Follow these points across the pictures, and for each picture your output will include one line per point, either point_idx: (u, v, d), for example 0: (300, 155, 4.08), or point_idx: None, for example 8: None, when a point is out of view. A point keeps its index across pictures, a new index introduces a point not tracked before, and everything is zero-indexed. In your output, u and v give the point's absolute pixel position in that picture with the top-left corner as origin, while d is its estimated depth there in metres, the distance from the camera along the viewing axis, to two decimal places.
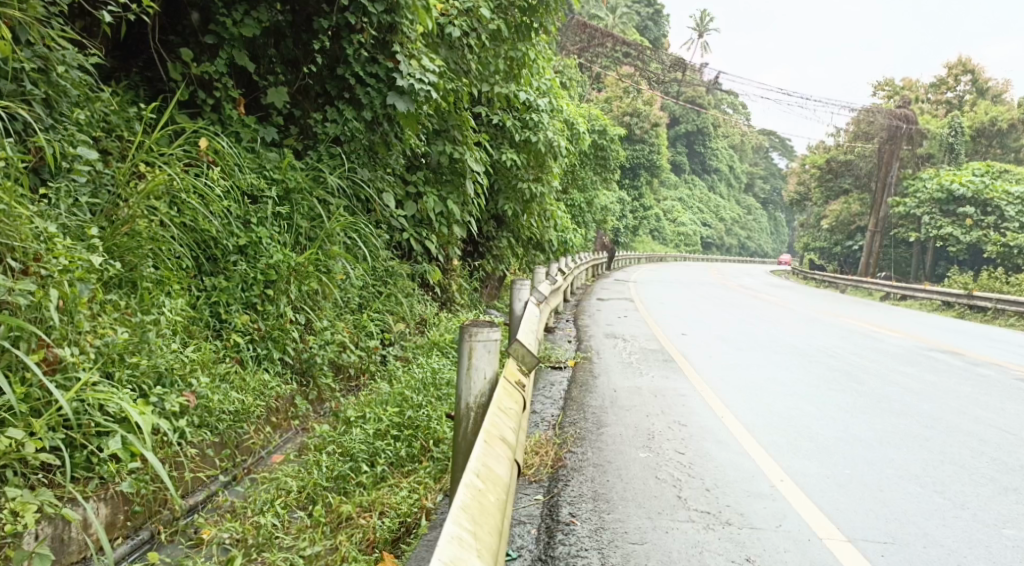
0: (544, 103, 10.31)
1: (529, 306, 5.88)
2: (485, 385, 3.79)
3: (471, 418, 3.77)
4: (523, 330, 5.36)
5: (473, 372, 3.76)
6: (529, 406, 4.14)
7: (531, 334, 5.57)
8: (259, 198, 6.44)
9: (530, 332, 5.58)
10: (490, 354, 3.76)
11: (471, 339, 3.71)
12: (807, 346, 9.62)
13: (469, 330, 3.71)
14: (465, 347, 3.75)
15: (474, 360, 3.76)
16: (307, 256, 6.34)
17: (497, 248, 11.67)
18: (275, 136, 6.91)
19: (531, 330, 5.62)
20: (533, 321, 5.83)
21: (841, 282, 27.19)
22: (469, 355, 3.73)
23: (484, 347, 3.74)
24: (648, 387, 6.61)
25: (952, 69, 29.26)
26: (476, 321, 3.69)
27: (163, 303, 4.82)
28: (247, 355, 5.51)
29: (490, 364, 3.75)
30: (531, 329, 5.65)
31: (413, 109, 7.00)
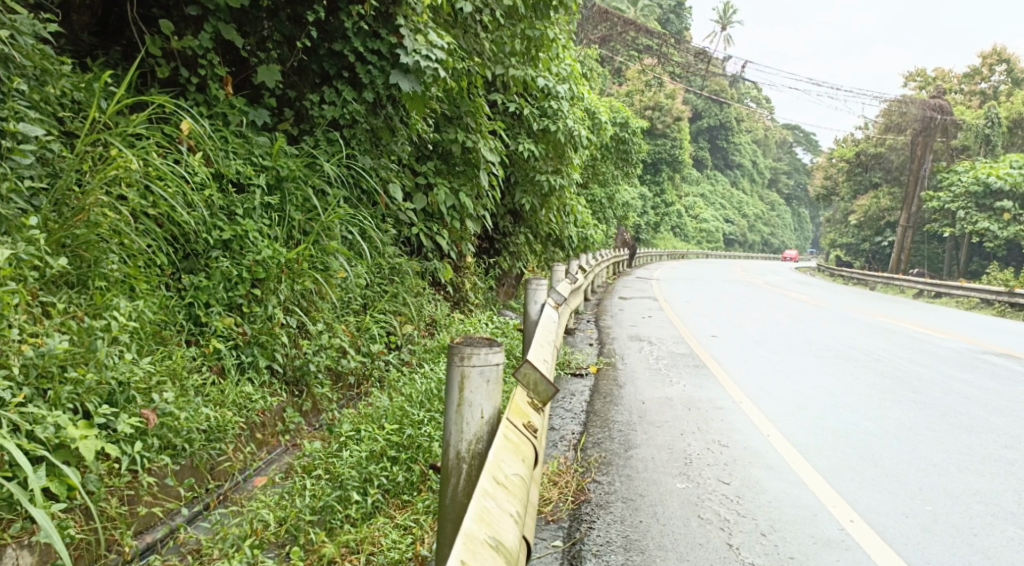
0: (563, 89, 9.64)
1: (545, 309, 5.21)
2: (480, 424, 3.16)
3: (464, 470, 3.17)
4: (539, 339, 4.70)
5: (463, 406, 3.14)
6: (540, 444, 3.54)
7: (549, 342, 4.90)
8: (246, 187, 5.83)
9: (549, 341, 4.90)
10: (487, 384, 3.13)
11: (461, 364, 3.09)
12: (850, 348, 8.96)
13: (457, 353, 3.10)
14: (452, 376, 3.12)
15: (467, 391, 3.14)
16: (300, 252, 5.72)
17: (514, 244, 10.99)
18: (267, 120, 6.29)
19: (549, 337, 4.94)
20: (550, 327, 5.16)
21: (872, 280, 26.28)
22: (460, 385, 3.11)
23: (480, 375, 3.12)
24: (681, 398, 5.92)
25: (987, 59, 28.17)
26: (468, 344, 3.09)
27: (118, 306, 4.12)
28: (229, 363, 4.89)
29: (488, 397, 3.12)
30: (547, 336, 4.98)
31: (418, 89, 6.44)
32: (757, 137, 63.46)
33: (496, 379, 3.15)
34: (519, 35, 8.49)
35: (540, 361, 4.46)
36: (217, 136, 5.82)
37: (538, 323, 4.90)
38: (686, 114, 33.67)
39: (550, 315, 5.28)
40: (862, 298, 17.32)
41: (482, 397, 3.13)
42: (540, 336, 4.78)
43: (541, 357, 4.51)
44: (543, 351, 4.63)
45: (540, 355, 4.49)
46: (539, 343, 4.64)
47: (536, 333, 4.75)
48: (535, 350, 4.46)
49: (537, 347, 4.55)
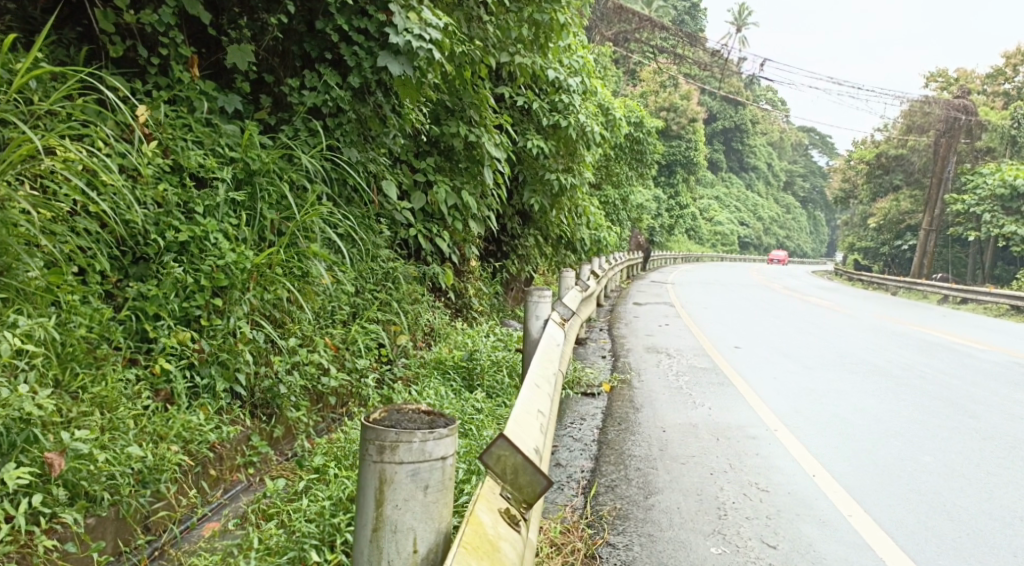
0: (575, 81, 8.89)
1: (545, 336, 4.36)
2: (411, 547, 2.56)
3: None
4: (536, 375, 3.88)
5: (384, 521, 2.53)
6: None
7: (551, 375, 4.08)
8: (209, 181, 5.10)
9: (551, 375, 4.08)
10: (417, 491, 2.54)
11: (383, 462, 2.52)
12: (886, 363, 8.16)
13: (375, 444, 2.52)
14: (369, 474, 2.54)
15: (391, 504, 2.54)
16: (269, 255, 5.03)
17: (523, 248, 10.25)
18: (239, 107, 5.58)
19: (551, 370, 4.11)
20: (553, 356, 4.33)
21: (893, 284, 25.38)
22: (380, 492, 2.52)
23: (411, 478, 2.54)
24: (707, 425, 5.16)
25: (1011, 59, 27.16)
26: (392, 432, 2.51)
27: (18, 323, 3.55)
28: (178, 387, 4.16)
29: (419, 510, 2.52)
30: (549, 365, 4.15)
31: (410, 74, 5.71)
32: (773, 139, 62.50)
33: (433, 481, 2.55)
34: (526, 20, 7.74)
35: (539, 407, 3.64)
36: (179, 123, 5.12)
37: (534, 356, 4.07)
38: (701, 115, 32.90)
39: (553, 341, 4.44)
40: (885, 306, 16.51)
41: (413, 506, 2.54)
42: (539, 370, 3.94)
43: (541, 402, 3.70)
44: (543, 388, 3.80)
45: (537, 398, 3.66)
46: (535, 379, 3.81)
47: (533, 368, 3.92)
48: (530, 392, 3.63)
49: (534, 388, 3.72)
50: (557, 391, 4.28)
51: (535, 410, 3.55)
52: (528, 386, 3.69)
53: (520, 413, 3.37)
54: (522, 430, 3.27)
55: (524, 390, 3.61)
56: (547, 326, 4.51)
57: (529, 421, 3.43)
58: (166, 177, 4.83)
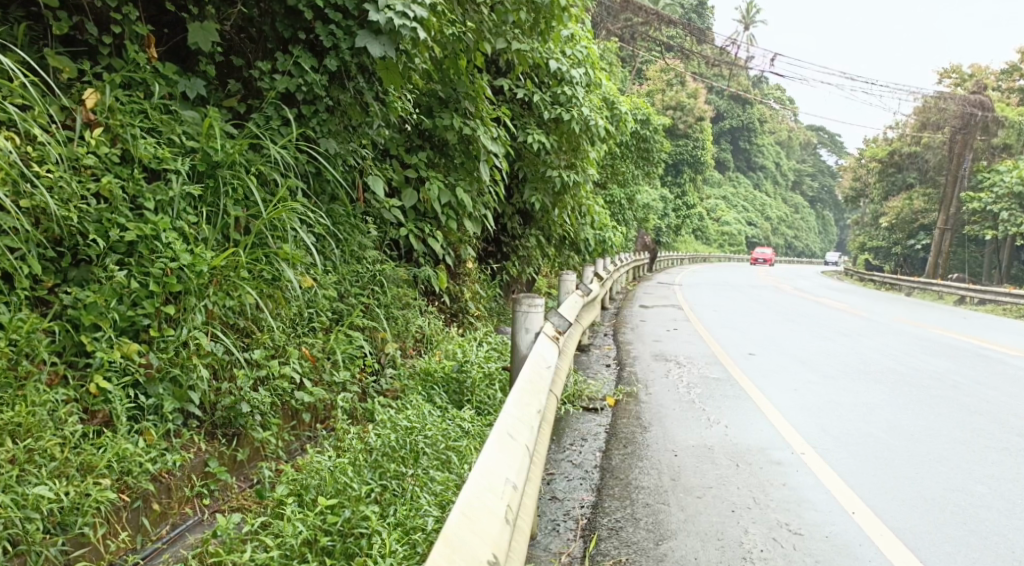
0: (577, 71, 8.31)
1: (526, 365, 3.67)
2: None
3: None
4: (511, 421, 3.19)
5: None
6: None
7: (533, 416, 3.39)
8: (163, 173, 4.54)
9: (533, 416, 3.40)
10: None
11: None
12: (913, 373, 7.54)
13: None
14: None
15: None
16: (230, 255, 4.49)
17: (524, 248, 9.67)
18: (203, 92, 5.04)
19: (532, 408, 3.43)
20: (540, 388, 3.65)
21: (906, 284, 24.68)
22: None
23: None
24: (722, 446, 4.62)
25: None
26: None
27: None
28: (117, 409, 3.65)
29: None
30: (534, 400, 3.50)
31: (391, 55, 5.17)
32: (781, 139, 61.78)
33: None
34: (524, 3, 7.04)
35: (511, 466, 2.97)
36: (134, 108, 4.58)
37: (511, 393, 3.39)
38: (708, 114, 32.31)
39: (538, 371, 3.75)
40: (900, 307, 15.92)
41: None
42: (515, 413, 3.26)
43: (513, 457, 3.03)
44: (518, 438, 3.12)
45: (508, 454, 2.98)
46: (508, 427, 3.12)
47: (507, 412, 3.23)
48: (498, 449, 2.95)
49: (505, 442, 3.04)
50: (545, 428, 3.64)
51: (501, 473, 2.88)
52: (496, 439, 3.01)
53: (477, 490, 2.68)
54: (476, 514, 2.61)
55: (490, 450, 2.91)
56: (536, 344, 3.94)
57: (494, 491, 2.77)
58: (114, 170, 4.26)
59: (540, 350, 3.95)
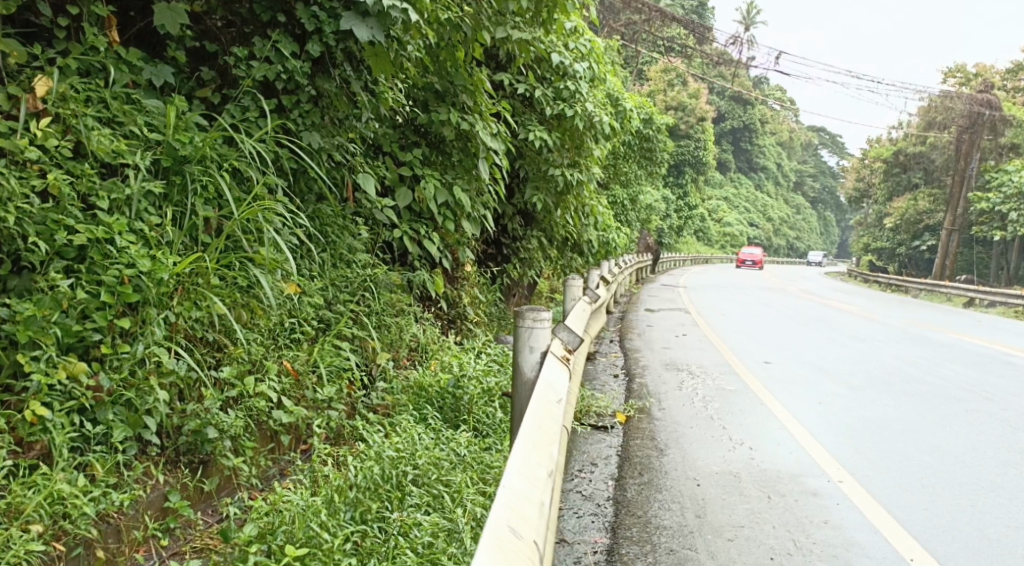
0: (581, 64, 7.80)
1: (529, 415, 3.09)
2: None
3: None
4: (512, 509, 2.55)
5: None
6: None
7: (541, 484, 2.81)
8: (120, 169, 4.06)
9: (539, 482, 2.82)
10: None
11: None
12: (940, 382, 7.07)
13: None
14: None
15: None
16: (196, 262, 4.01)
17: (525, 250, 9.17)
18: (171, 80, 4.54)
19: (538, 472, 2.85)
20: (548, 436, 3.08)
21: (914, 287, 24.15)
22: None
23: None
24: (751, 475, 4.15)
25: None
26: None
27: None
28: (56, 440, 3.24)
29: None
30: (540, 460, 2.91)
31: (379, 40, 4.68)
32: (782, 139, 61.28)
33: None
34: None
35: None
36: (90, 96, 4.09)
37: (513, 458, 2.78)
38: (710, 114, 31.79)
39: (543, 418, 3.18)
40: (910, 310, 15.46)
41: None
42: (518, 487, 2.67)
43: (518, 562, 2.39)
44: (523, 531, 2.51)
45: (511, 559, 2.37)
46: (510, 516, 2.51)
47: (508, 489, 2.61)
48: (499, 554, 2.34)
49: (507, 539, 2.43)
50: (556, 491, 3.05)
51: None
52: (496, 538, 2.39)
53: None
54: None
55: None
56: (543, 367, 3.49)
57: None
58: (64, 165, 3.78)
59: (546, 384, 3.42)
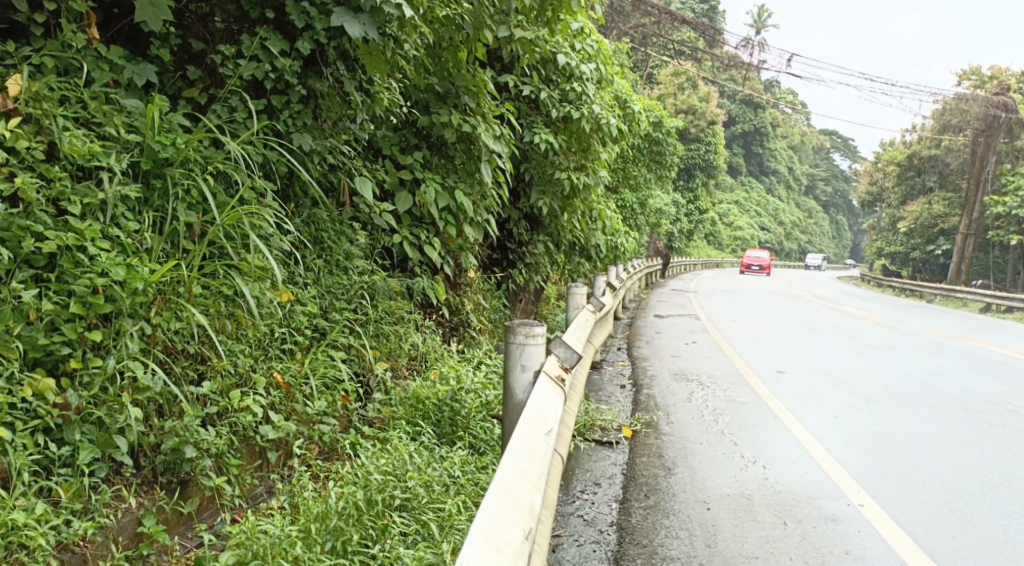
0: (587, 65, 7.56)
1: (505, 463, 2.82)
2: None
3: None
4: None
5: None
6: None
7: (512, 551, 2.52)
8: (96, 172, 3.85)
9: (512, 547, 2.54)
10: None
11: None
12: (960, 393, 6.87)
13: None
14: None
15: None
16: (176, 270, 3.80)
17: (531, 255, 8.93)
18: (154, 79, 4.27)
19: (511, 533, 2.58)
20: (526, 484, 2.83)
21: (929, 292, 23.75)
22: None
23: None
24: (761, 500, 3.98)
25: None
26: None
27: None
28: (15, 464, 3.05)
29: None
30: (515, 519, 2.64)
31: (371, 37, 4.45)
32: (793, 143, 60.90)
33: None
34: None
35: None
36: (66, 95, 3.88)
37: (479, 519, 2.51)
38: (721, 118, 31.47)
39: (524, 462, 2.92)
40: (927, 316, 15.14)
41: None
42: (483, 558, 2.39)
43: None
44: None
45: None
46: None
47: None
48: None
49: None
50: (535, 548, 2.78)
51: None
52: None
53: None
54: None
55: None
56: (534, 386, 3.40)
57: None
58: (36, 168, 3.57)
59: (534, 413, 3.21)
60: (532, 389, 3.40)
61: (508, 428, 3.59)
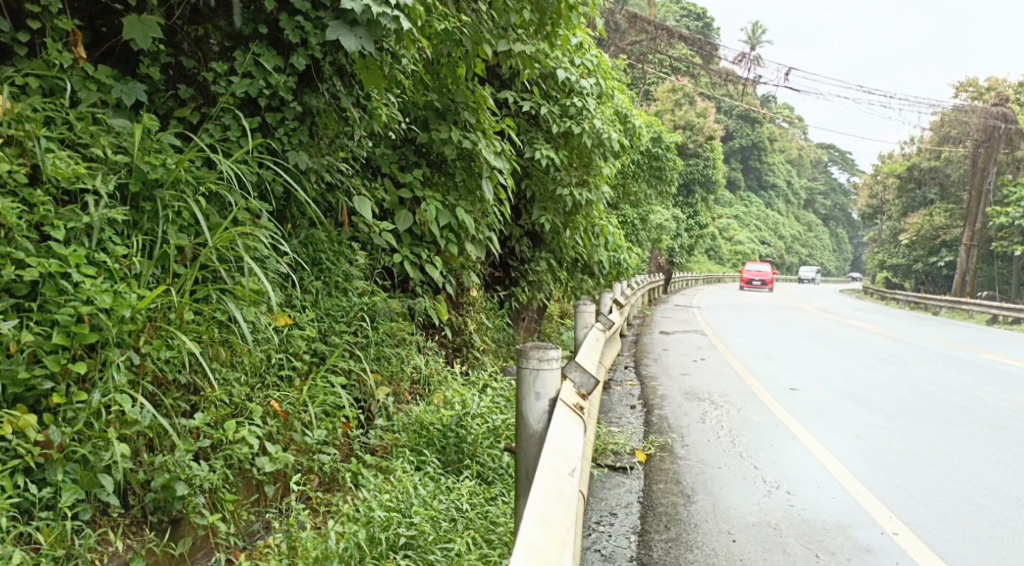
0: (588, 80, 7.39)
1: (532, 518, 2.64)
2: None
3: None
4: None
5: None
6: None
7: None
8: (81, 195, 3.68)
9: None
10: None
11: None
12: (978, 407, 6.69)
13: None
14: None
15: None
16: (165, 297, 3.62)
17: (534, 273, 8.74)
18: (144, 98, 4.09)
19: None
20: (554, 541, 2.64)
21: (933, 303, 23.54)
22: None
23: None
24: (790, 530, 3.86)
25: None
26: None
27: None
28: None
29: None
30: None
31: (369, 51, 4.29)
32: (790, 156, 60.88)
33: None
34: None
35: None
36: (50, 115, 3.70)
37: None
38: (719, 132, 31.39)
39: (550, 512, 2.74)
40: (932, 329, 14.97)
41: None
42: None
43: None
44: None
45: None
46: None
47: None
48: None
49: None
50: None
51: None
52: None
53: None
54: None
55: None
56: (551, 419, 3.21)
57: None
58: (18, 192, 3.39)
59: (556, 452, 3.05)
60: (549, 421, 3.22)
61: (520, 462, 3.39)
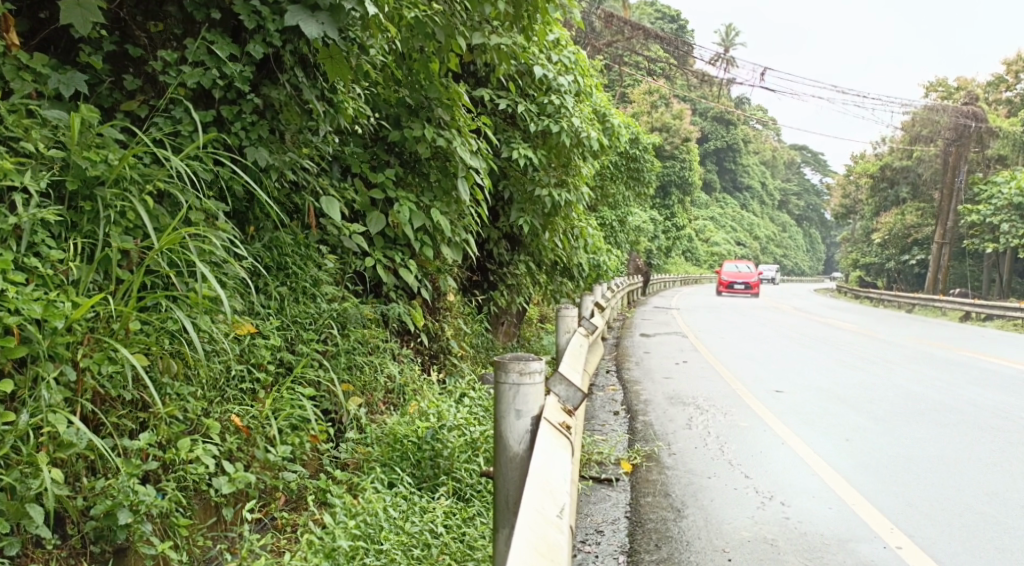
0: (565, 78, 7.11)
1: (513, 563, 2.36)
2: None
3: None
4: None
5: None
6: None
7: None
8: (12, 195, 3.37)
9: None
10: None
11: None
12: (971, 408, 6.48)
13: None
14: None
15: None
16: (103, 305, 3.31)
17: (513, 276, 8.45)
18: (84, 90, 3.76)
19: None
20: None
21: (908, 302, 23.47)
22: None
23: None
24: (788, 547, 3.58)
25: (1012, 65, 24.92)
26: None
27: None
28: None
29: None
30: None
31: (331, 38, 3.96)
32: (764, 158, 61.05)
33: None
34: None
35: None
36: None
37: None
38: (694, 134, 31.29)
39: (540, 558, 2.47)
40: (912, 328, 14.83)
41: None
42: None
43: None
44: None
45: None
46: None
47: None
48: None
49: None
50: None
51: None
52: None
53: None
54: None
55: None
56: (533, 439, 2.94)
57: None
58: None
59: (537, 479, 2.77)
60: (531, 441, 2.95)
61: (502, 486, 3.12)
